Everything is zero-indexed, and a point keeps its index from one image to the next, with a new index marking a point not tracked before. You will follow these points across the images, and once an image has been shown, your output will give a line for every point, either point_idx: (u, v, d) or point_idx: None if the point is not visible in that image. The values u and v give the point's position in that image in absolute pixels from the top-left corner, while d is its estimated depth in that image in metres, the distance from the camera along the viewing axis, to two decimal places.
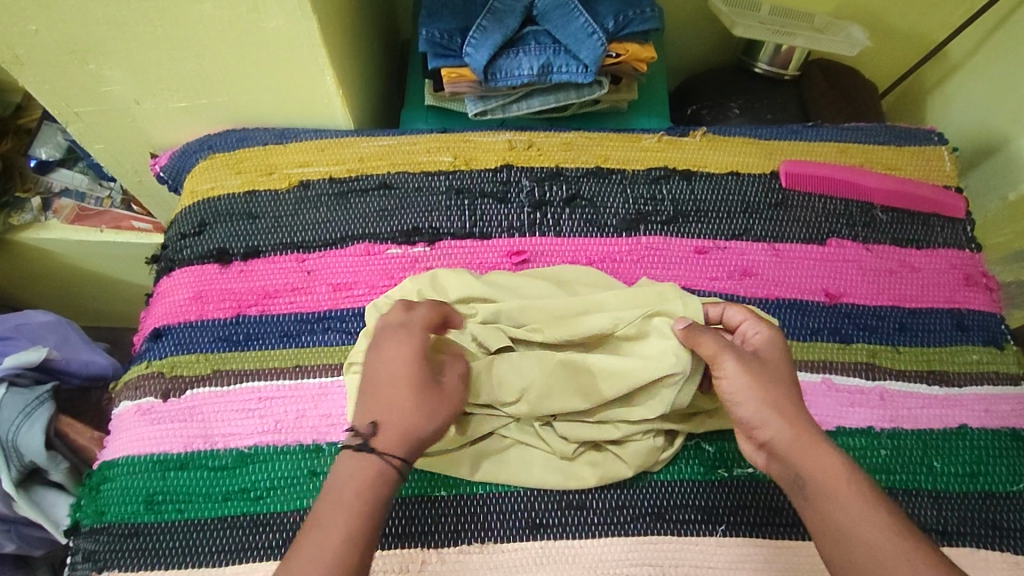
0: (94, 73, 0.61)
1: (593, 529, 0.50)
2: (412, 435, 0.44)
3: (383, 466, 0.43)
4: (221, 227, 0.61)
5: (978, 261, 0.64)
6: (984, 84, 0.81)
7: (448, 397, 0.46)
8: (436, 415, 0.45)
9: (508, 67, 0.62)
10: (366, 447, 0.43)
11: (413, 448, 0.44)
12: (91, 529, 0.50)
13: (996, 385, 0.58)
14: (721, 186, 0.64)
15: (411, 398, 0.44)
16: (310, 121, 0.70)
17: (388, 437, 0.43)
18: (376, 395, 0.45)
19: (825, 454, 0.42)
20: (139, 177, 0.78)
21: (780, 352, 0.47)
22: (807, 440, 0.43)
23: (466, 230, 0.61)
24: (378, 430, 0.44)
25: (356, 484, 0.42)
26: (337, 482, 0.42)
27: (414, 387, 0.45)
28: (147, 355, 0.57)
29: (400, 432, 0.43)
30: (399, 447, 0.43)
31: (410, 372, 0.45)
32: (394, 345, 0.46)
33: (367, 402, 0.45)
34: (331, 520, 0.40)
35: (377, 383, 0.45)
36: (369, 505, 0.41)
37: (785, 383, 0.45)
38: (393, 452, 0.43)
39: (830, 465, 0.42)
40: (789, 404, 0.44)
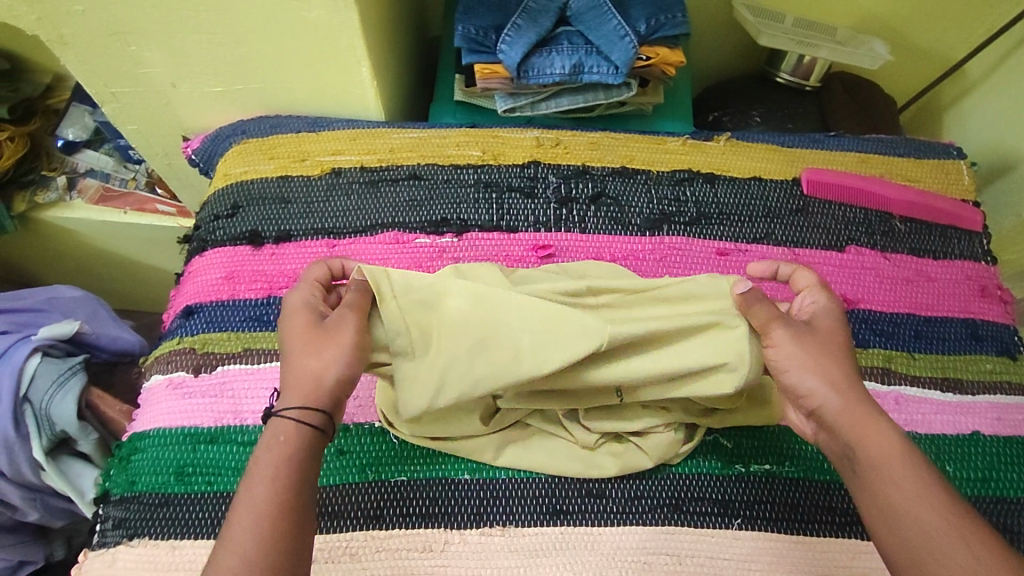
0: (135, 55, 0.62)
1: (612, 517, 0.51)
2: (314, 382, 0.45)
3: (284, 421, 0.44)
4: (253, 210, 0.63)
5: (994, 274, 0.65)
6: (1001, 101, 0.83)
7: (338, 330, 0.46)
8: (322, 354, 0.45)
9: (540, 65, 0.63)
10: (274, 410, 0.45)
11: (312, 393, 0.44)
12: (121, 497, 0.51)
13: (1009, 394, 0.59)
14: (743, 190, 0.65)
15: (296, 352, 0.46)
16: (341, 111, 0.71)
17: (289, 395, 0.45)
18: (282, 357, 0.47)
19: (880, 428, 0.43)
20: (169, 160, 0.80)
21: (836, 323, 0.48)
22: (862, 415, 0.43)
23: (493, 223, 0.62)
24: (283, 393, 0.45)
25: (267, 443, 0.43)
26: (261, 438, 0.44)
27: (297, 340, 0.46)
28: (179, 332, 0.58)
29: (298, 386, 0.45)
30: (296, 399, 0.44)
31: (294, 325, 0.47)
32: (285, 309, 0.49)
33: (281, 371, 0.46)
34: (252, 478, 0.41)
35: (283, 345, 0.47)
36: (284, 458, 0.42)
37: (840, 353, 0.46)
38: (291, 405, 0.44)
39: (882, 438, 0.43)
40: (842, 375, 0.45)
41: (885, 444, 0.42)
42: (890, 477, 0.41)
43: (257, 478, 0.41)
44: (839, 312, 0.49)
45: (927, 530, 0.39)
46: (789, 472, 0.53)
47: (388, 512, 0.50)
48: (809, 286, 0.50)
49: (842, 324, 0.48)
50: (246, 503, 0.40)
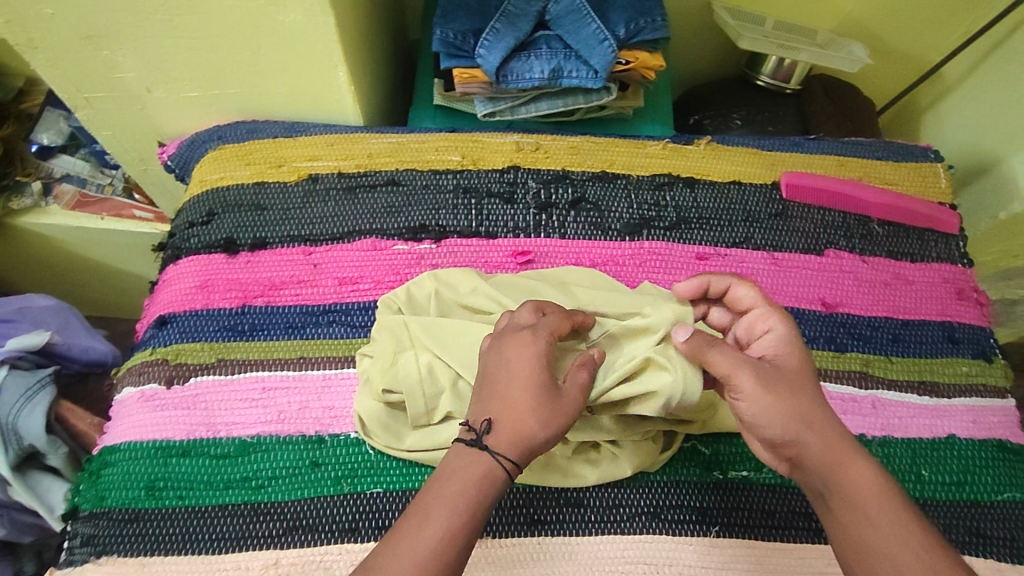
0: (108, 60, 0.61)
1: (591, 526, 0.51)
2: (524, 440, 0.42)
3: (494, 467, 0.41)
4: (229, 217, 0.62)
5: (970, 277, 0.66)
6: (978, 104, 0.83)
7: (569, 403, 0.44)
8: (553, 422, 0.43)
9: (519, 69, 0.63)
10: (478, 443, 0.42)
11: (522, 450, 0.42)
12: (91, 513, 0.50)
13: (985, 397, 0.60)
14: (723, 194, 0.65)
15: (528, 400, 0.43)
16: (319, 115, 0.70)
17: (500, 437, 0.42)
18: (499, 392, 0.44)
19: (858, 467, 0.42)
20: (144, 165, 0.78)
21: (795, 351, 0.47)
22: (842, 455, 0.42)
23: (472, 229, 0.62)
24: (492, 429, 0.43)
25: (464, 481, 0.41)
26: (450, 472, 0.42)
27: (531, 388, 0.43)
28: (152, 342, 0.57)
29: (511, 433, 0.42)
30: (511, 449, 0.42)
31: (531, 371, 0.44)
32: (524, 346, 0.45)
33: (491, 398, 0.44)
34: (434, 515, 0.40)
35: (505, 384, 0.44)
36: (475, 505, 0.40)
37: (809, 387, 0.44)
38: (505, 454, 0.42)
39: (861, 476, 0.42)
40: (819, 413, 0.44)
41: (864, 482, 0.42)
42: (867, 518, 0.41)
43: (437, 515, 0.40)
44: (794, 338, 0.47)
45: (903, 568, 0.39)
46: (767, 478, 0.53)
47: (365, 524, 0.50)
48: (758, 306, 0.50)
49: (803, 352, 0.47)
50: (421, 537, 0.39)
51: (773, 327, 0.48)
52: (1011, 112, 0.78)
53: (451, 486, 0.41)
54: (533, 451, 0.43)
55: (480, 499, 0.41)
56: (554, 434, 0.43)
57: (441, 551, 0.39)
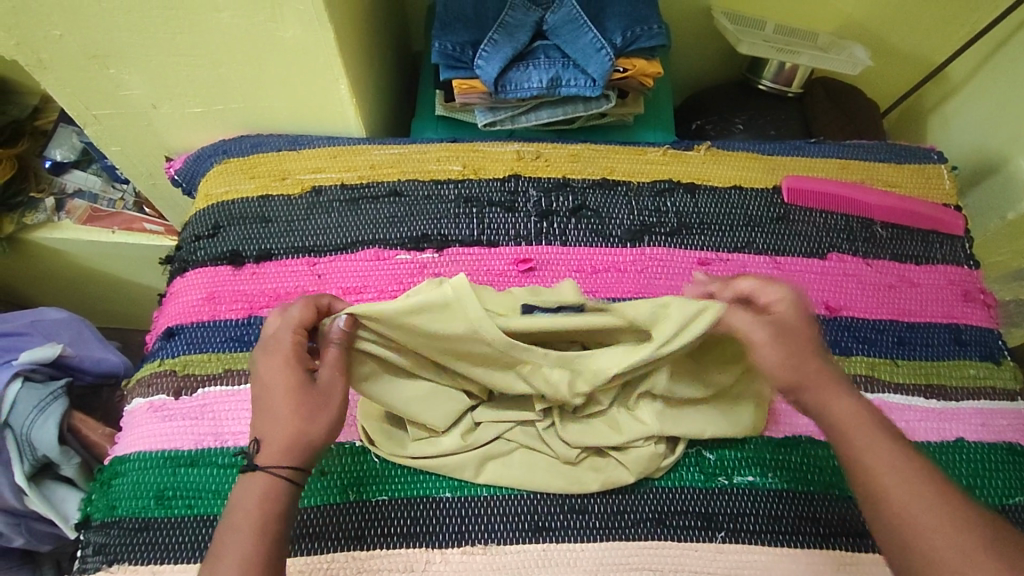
0: (115, 78, 0.62)
1: (594, 532, 0.51)
2: (299, 443, 0.44)
3: (272, 478, 0.43)
4: (235, 230, 0.63)
5: (977, 278, 0.65)
6: (983, 103, 0.83)
7: (330, 395, 0.45)
8: (320, 419, 0.45)
9: (517, 79, 0.64)
10: (251, 464, 0.44)
11: (298, 453, 0.44)
12: (103, 522, 0.51)
13: (993, 399, 0.59)
14: (724, 199, 0.65)
15: (289, 409, 0.44)
16: (322, 128, 0.71)
17: (270, 452, 0.44)
18: (261, 408, 0.45)
19: (840, 397, 0.45)
20: (154, 179, 0.80)
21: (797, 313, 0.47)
22: (827, 389, 0.45)
23: (474, 238, 0.62)
24: (262, 445, 0.44)
25: (250, 499, 0.43)
26: (239, 497, 0.43)
27: (290, 394, 0.44)
28: (159, 354, 0.58)
29: (282, 442, 0.44)
30: (283, 457, 0.43)
31: (287, 376, 0.45)
32: (273, 357, 0.46)
33: (261, 417, 0.45)
34: (231, 540, 0.41)
35: (263, 396, 0.45)
36: (274, 521, 0.42)
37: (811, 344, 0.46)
38: (280, 464, 0.43)
39: (847, 408, 0.45)
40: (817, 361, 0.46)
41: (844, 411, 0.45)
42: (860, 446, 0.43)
43: (241, 530, 0.41)
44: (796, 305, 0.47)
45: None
46: (772, 483, 0.53)
47: (369, 532, 0.50)
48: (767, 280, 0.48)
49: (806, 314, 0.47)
50: (233, 561, 0.40)
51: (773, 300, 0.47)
52: (1016, 111, 0.77)
53: (239, 513, 0.42)
54: (311, 449, 0.44)
55: (275, 509, 0.43)
56: (328, 425, 0.45)
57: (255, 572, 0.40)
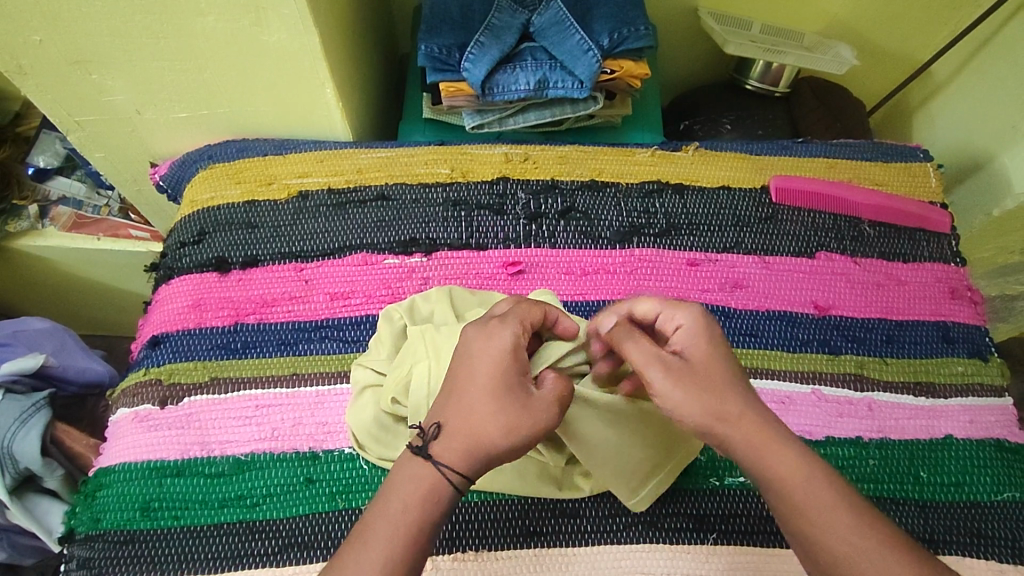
0: (97, 83, 0.62)
1: (587, 536, 0.51)
2: (478, 448, 0.41)
3: (440, 478, 0.40)
4: (220, 237, 0.62)
5: (963, 275, 0.65)
6: (967, 102, 0.84)
7: (539, 416, 0.42)
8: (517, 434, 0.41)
9: (505, 82, 0.64)
10: (424, 450, 0.41)
11: (474, 458, 0.41)
12: (86, 536, 0.50)
13: (981, 396, 0.59)
14: (712, 200, 0.65)
15: (490, 407, 0.41)
16: (309, 132, 0.71)
17: (449, 447, 0.41)
18: (458, 398, 0.42)
19: (780, 449, 0.41)
20: (139, 185, 0.79)
21: (710, 340, 0.44)
22: (767, 433, 0.41)
23: (462, 241, 0.62)
24: (441, 435, 0.41)
25: (411, 493, 0.40)
26: (396, 484, 0.40)
27: (496, 392, 0.42)
28: (145, 363, 0.57)
29: (462, 441, 0.41)
30: (460, 460, 0.40)
31: (498, 373, 0.43)
32: (488, 348, 0.44)
33: (449, 407, 0.42)
34: (381, 529, 0.39)
35: (466, 383, 0.42)
36: (425, 520, 0.39)
37: (728, 375, 0.43)
38: (453, 464, 0.40)
39: (786, 456, 0.40)
40: (740, 398, 0.42)
41: (787, 467, 0.40)
42: (804, 497, 0.39)
43: (387, 518, 0.39)
44: (704, 324, 0.45)
45: None
46: None
47: None
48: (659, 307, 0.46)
49: (716, 339, 0.44)
50: (380, 550, 0.38)
51: (685, 323, 0.45)
52: (999, 109, 0.78)
53: (396, 502, 0.39)
54: (487, 459, 0.41)
55: (427, 511, 0.39)
56: (519, 444, 0.41)
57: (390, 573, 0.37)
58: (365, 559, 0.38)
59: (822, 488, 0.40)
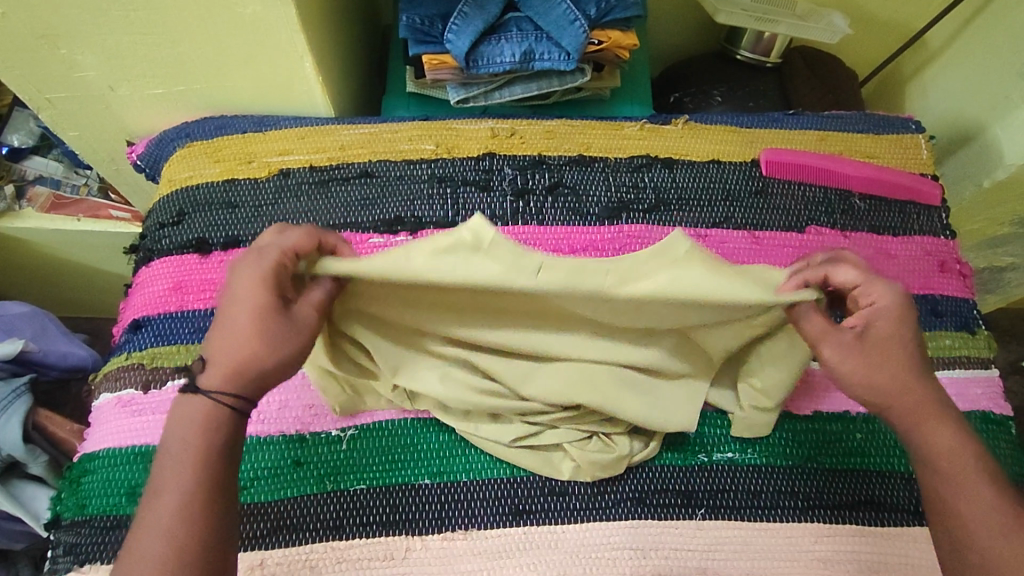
0: (67, 59, 0.59)
1: (576, 513, 0.51)
2: (246, 370, 0.41)
3: (211, 406, 0.41)
4: (200, 217, 0.60)
5: (953, 248, 0.65)
6: (961, 71, 0.82)
7: (299, 329, 0.42)
8: (281, 352, 0.41)
9: (490, 53, 0.62)
10: (191, 385, 0.41)
11: (242, 381, 0.41)
12: (72, 522, 0.50)
13: (967, 369, 0.60)
14: (702, 173, 0.64)
15: (251, 336, 0.41)
16: (290, 108, 0.69)
17: (216, 373, 0.41)
18: (220, 327, 0.42)
19: (941, 429, 0.44)
20: (116, 165, 0.77)
21: (898, 321, 0.44)
22: (931, 415, 0.44)
23: (449, 219, 0.61)
24: (206, 367, 0.41)
25: (188, 434, 0.40)
26: (179, 423, 0.41)
27: (258, 317, 0.41)
28: (126, 347, 0.56)
29: (230, 367, 0.41)
30: (226, 384, 0.41)
31: (256, 298, 0.41)
32: (240, 271, 0.42)
33: (215, 339, 0.42)
34: (172, 477, 0.40)
35: (229, 314, 0.42)
36: (211, 449, 0.40)
37: (907, 354, 0.44)
38: (221, 390, 0.41)
39: (944, 439, 0.44)
40: (917, 382, 0.44)
41: (943, 445, 0.44)
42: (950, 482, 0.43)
43: (178, 467, 0.40)
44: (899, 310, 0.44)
45: None
46: (752, 459, 0.53)
47: (348, 521, 0.50)
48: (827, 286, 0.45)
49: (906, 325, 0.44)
50: (169, 497, 0.39)
51: (881, 301, 0.44)
52: (993, 78, 0.76)
53: (174, 443, 0.40)
54: (260, 381, 0.41)
55: (214, 438, 0.40)
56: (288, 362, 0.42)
57: (185, 515, 0.39)
58: (163, 513, 0.39)
59: (975, 473, 0.43)
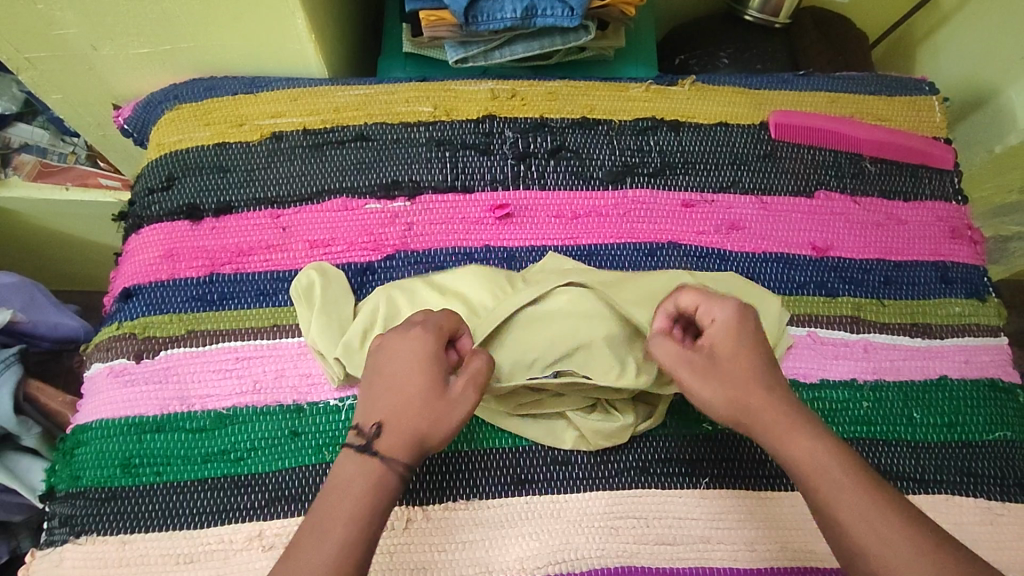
0: (45, 15, 0.56)
1: (579, 483, 0.50)
2: (417, 442, 0.41)
3: (388, 467, 0.40)
4: (191, 182, 0.58)
5: (964, 214, 0.64)
6: (976, 32, 0.79)
7: (458, 406, 0.43)
8: (447, 426, 0.42)
9: (489, 9, 0.59)
10: (370, 447, 0.41)
11: (415, 451, 0.41)
12: (67, 493, 0.49)
13: (976, 336, 0.59)
14: (709, 137, 0.62)
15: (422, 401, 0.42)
16: (283, 70, 0.67)
17: (391, 439, 0.41)
18: (388, 396, 0.43)
19: (798, 440, 0.42)
20: (103, 130, 0.75)
21: (734, 336, 0.46)
22: (784, 424, 0.42)
23: (447, 184, 0.59)
24: (383, 431, 0.41)
25: (360, 485, 0.40)
26: (339, 483, 0.40)
27: (427, 388, 0.42)
28: (118, 316, 0.55)
29: (407, 435, 0.41)
30: (406, 450, 0.41)
31: (423, 372, 0.43)
32: (405, 343, 0.44)
33: (379, 404, 0.42)
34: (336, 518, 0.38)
35: (398, 386, 0.43)
36: (378, 508, 0.39)
37: (755, 366, 0.45)
38: (399, 455, 0.41)
39: (810, 447, 0.41)
40: (764, 391, 0.44)
41: (804, 455, 0.41)
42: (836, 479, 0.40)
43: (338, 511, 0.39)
44: (735, 325, 0.46)
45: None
46: None
47: None
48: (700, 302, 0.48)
49: (745, 336, 0.46)
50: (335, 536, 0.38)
51: (718, 318, 0.47)
52: (1010, 39, 0.74)
53: (331, 500, 0.39)
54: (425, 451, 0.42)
55: (382, 496, 0.40)
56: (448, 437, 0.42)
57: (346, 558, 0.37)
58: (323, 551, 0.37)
59: (840, 476, 0.40)
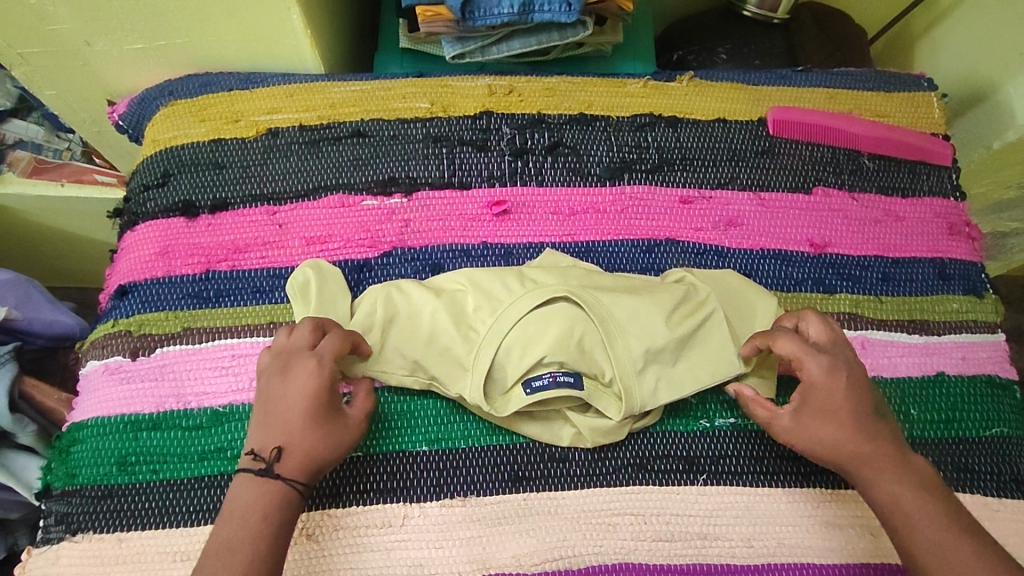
0: (37, 10, 0.56)
1: (575, 480, 0.50)
2: (313, 464, 0.44)
3: (285, 488, 0.43)
4: (186, 178, 0.58)
5: (962, 210, 0.63)
6: (974, 27, 0.79)
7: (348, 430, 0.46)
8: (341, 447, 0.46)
9: (486, 3, 0.58)
10: (269, 472, 0.43)
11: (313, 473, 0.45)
12: (63, 491, 0.49)
13: (974, 333, 0.59)
14: (707, 133, 0.62)
15: (311, 426, 0.45)
16: (279, 65, 0.66)
17: (290, 462, 0.44)
18: (279, 421, 0.45)
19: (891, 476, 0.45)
20: (98, 126, 0.74)
21: (833, 377, 0.47)
22: (879, 463, 0.45)
23: (444, 180, 0.58)
24: (280, 456, 0.44)
25: (257, 507, 0.42)
26: (246, 504, 0.43)
27: (315, 415, 0.45)
28: (113, 314, 0.54)
29: (301, 458, 0.44)
30: (301, 472, 0.44)
31: (314, 399, 0.46)
32: (294, 370, 0.46)
33: (271, 429, 0.45)
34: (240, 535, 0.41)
35: (286, 411, 0.45)
36: (281, 523, 0.43)
37: (850, 398, 0.47)
38: (296, 476, 0.44)
39: (901, 485, 0.45)
40: (866, 435, 0.46)
41: (892, 494, 0.45)
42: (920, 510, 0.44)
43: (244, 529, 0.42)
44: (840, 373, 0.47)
45: None
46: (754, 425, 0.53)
47: (346, 488, 0.49)
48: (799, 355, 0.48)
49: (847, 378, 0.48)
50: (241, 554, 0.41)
51: (817, 364, 0.48)
52: (1008, 34, 0.74)
53: (238, 519, 0.42)
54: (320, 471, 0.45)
55: (285, 512, 0.43)
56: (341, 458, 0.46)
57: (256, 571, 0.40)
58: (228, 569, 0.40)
59: (921, 508, 0.44)
